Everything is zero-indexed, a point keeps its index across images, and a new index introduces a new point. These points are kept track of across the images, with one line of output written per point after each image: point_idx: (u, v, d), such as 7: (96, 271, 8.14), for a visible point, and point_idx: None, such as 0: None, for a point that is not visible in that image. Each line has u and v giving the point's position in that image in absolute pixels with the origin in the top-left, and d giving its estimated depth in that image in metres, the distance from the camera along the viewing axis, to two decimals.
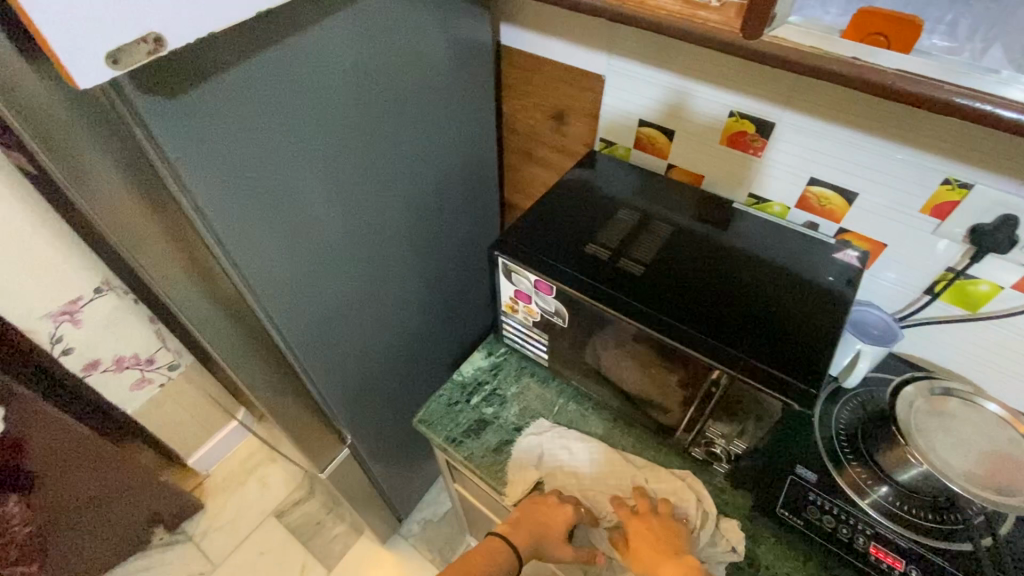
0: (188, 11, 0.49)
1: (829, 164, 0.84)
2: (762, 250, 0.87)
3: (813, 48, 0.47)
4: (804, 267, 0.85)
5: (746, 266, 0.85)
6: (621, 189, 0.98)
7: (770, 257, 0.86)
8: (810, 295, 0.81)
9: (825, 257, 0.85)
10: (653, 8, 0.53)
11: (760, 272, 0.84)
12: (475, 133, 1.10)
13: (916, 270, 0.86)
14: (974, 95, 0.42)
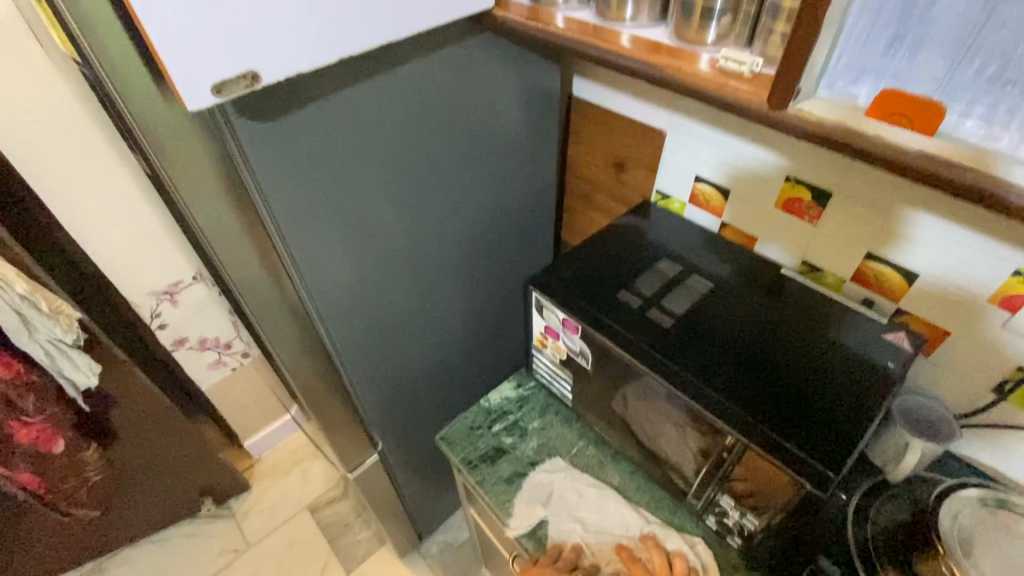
0: (283, 55, 0.59)
1: (891, 239, 0.80)
2: (809, 321, 0.83)
3: (838, 124, 0.48)
4: (854, 344, 0.80)
5: (787, 333, 0.82)
6: (668, 242, 0.98)
7: (814, 328, 0.82)
8: (857, 377, 0.76)
9: (876, 337, 0.80)
10: (689, 76, 0.57)
11: (804, 343, 0.80)
12: (536, 174, 1.16)
13: (982, 364, 0.78)
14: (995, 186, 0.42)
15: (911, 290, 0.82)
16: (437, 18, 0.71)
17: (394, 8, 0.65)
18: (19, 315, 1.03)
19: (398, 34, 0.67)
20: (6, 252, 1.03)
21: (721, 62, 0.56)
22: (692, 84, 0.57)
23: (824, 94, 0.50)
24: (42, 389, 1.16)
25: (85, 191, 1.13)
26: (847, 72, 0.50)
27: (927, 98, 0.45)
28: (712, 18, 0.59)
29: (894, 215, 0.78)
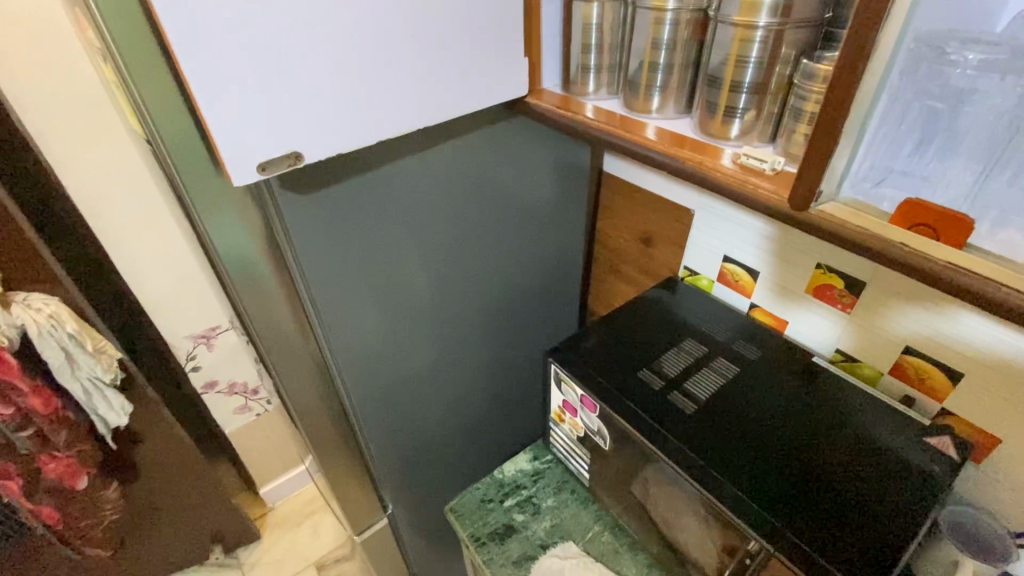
0: (324, 138, 0.63)
1: (931, 336, 0.76)
2: (842, 413, 0.78)
3: (860, 228, 0.47)
4: (891, 441, 0.74)
5: (819, 425, 0.77)
6: (695, 320, 0.96)
7: (850, 422, 0.77)
8: (895, 478, 0.70)
9: (918, 438, 0.74)
10: (712, 169, 0.59)
11: (837, 438, 0.75)
12: (565, 244, 1.17)
13: None
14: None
15: (955, 391, 0.76)
16: (473, 105, 0.75)
17: (433, 97, 0.70)
18: (64, 353, 1.08)
19: (435, 119, 0.72)
20: (63, 293, 1.09)
21: (743, 159, 0.58)
22: (718, 178, 0.58)
23: (849, 195, 0.49)
24: (76, 424, 1.19)
25: (141, 240, 1.21)
26: (874, 176, 0.49)
27: (955, 212, 0.44)
28: (736, 114, 0.61)
29: (933, 308, 0.74)
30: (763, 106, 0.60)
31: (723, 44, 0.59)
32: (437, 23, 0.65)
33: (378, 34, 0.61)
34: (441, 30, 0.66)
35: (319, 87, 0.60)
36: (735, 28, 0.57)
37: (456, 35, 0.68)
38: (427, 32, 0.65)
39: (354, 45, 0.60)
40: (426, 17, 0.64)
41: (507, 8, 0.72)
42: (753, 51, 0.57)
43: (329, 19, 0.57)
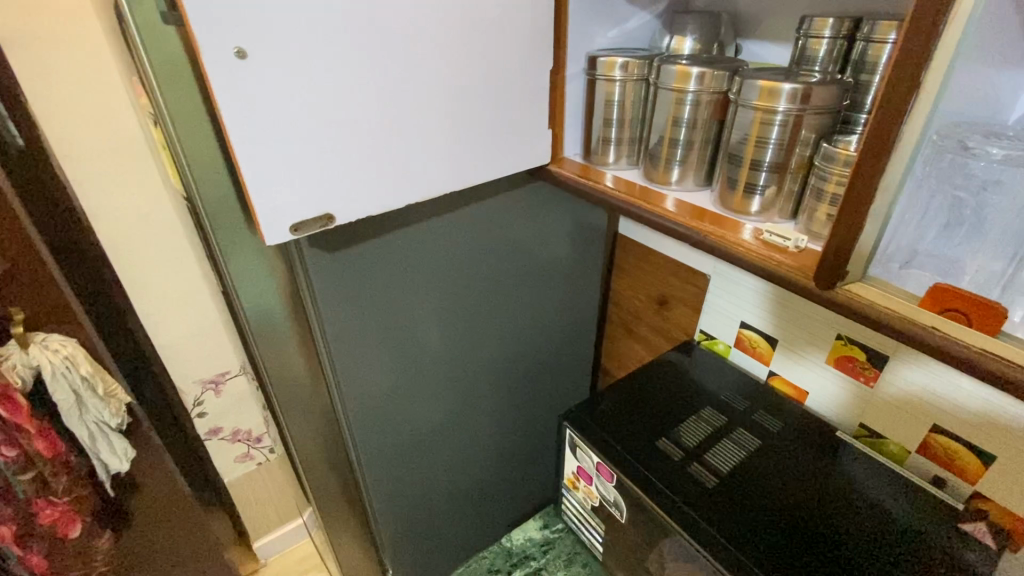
0: (356, 200, 0.65)
1: (955, 409, 0.73)
2: (871, 493, 0.75)
3: (889, 308, 0.47)
4: (924, 526, 0.71)
5: (848, 505, 0.74)
6: (712, 386, 0.94)
7: (880, 503, 0.74)
8: (930, 566, 0.66)
9: (952, 522, 0.71)
10: (734, 244, 0.61)
11: (867, 520, 0.72)
12: (580, 304, 1.18)
13: None
14: None
15: (987, 474, 0.72)
16: (498, 171, 0.78)
17: (460, 162, 0.73)
18: (75, 395, 1.07)
19: (461, 184, 0.74)
20: (80, 334, 1.10)
21: (766, 235, 0.59)
22: (740, 253, 0.60)
23: (879, 274, 0.50)
24: (77, 469, 1.15)
25: (163, 285, 1.23)
26: (900, 256, 0.50)
27: (985, 299, 0.43)
28: (756, 191, 0.63)
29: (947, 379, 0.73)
30: (784, 184, 0.61)
31: (743, 125, 0.61)
32: (469, 95, 0.69)
33: (413, 106, 0.65)
34: (472, 102, 0.70)
35: (354, 153, 0.63)
36: (756, 112, 0.59)
37: (486, 107, 0.72)
38: (459, 104, 0.69)
39: (392, 115, 0.64)
40: (460, 92, 0.68)
41: (534, 83, 0.76)
42: (773, 133, 0.59)
43: (371, 92, 0.61)
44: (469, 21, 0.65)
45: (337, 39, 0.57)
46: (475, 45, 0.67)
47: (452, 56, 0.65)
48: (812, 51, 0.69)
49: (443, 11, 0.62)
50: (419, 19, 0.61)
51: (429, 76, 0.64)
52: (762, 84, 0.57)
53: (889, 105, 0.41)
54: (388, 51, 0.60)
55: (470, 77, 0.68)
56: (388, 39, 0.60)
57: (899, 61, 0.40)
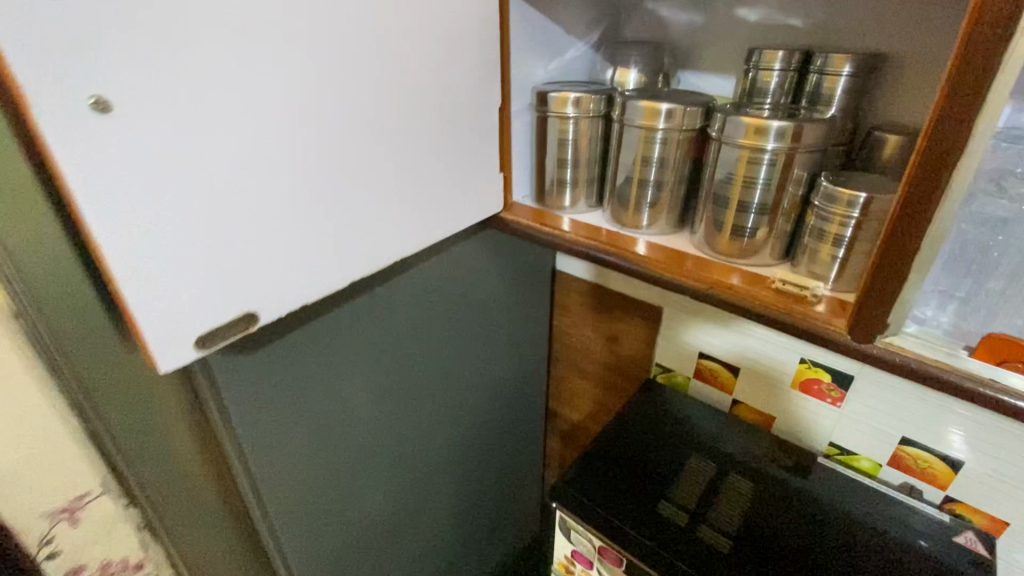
0: (288, 287, 0.49)
1: (944, 435, 0.74)
2: (870, 520, 0.73)
3: (935, 360, 0.46)
4: (925, 543, 0.70)
5: (852, 535, 0.71)
6: (689, 424, 0.90)
7: (877, 525, 0.73)
8: None
9: (941, 531, 0.72)
10: (743, 293, 0.56)
11: (872, 547, 0.70)
12: (527, 351, 1.08)
13: None
14: None
15: (958, 478, 0.75)
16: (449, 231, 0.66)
17: (408, 225, 0.60)
18: None
19: (410, 251, 0.61)
20: None
21: (780, 284, 0.54)
22: (756, 307, 0.54)
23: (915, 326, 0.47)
24: None
25: None
26: None
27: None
28: (745, 233, 0.58)
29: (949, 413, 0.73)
30: (775, 225, 0.58)
31: (726, 165, 0.57)
32: (416, 145, 0.57)
33: (350, 166, 0.50)
34: (418, 155, 0.58)
35: (283, 225, 0.47)
36: (743, 150, 0.55)
37: (434, 156, 0.60)
38: (405, 154, 0.56)
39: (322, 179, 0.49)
40: (405, 141, 0.56)
41: (482, 126, 0.65)
42: (762, 173, 0.55)
43: (297, 153, 0.46)
44: (411, 57, 0.53)
45: (248, 84, 0.41)
46: (417, 85, 0.55)
47: (392, 100, 0.53)
48: (763, 83, 0.67)
49: (380, 46, 0.49)
50: (352, 55, 0.47)
51: (367, 127, 0.51)
52: (748, 121, 0.54)
53: (936, 150, 0.38)
54: (314, 98, 0.46)
55: (415, 122, 0.56)
56: (316, 83, 0.45)
57: (949, 103, 0.36)
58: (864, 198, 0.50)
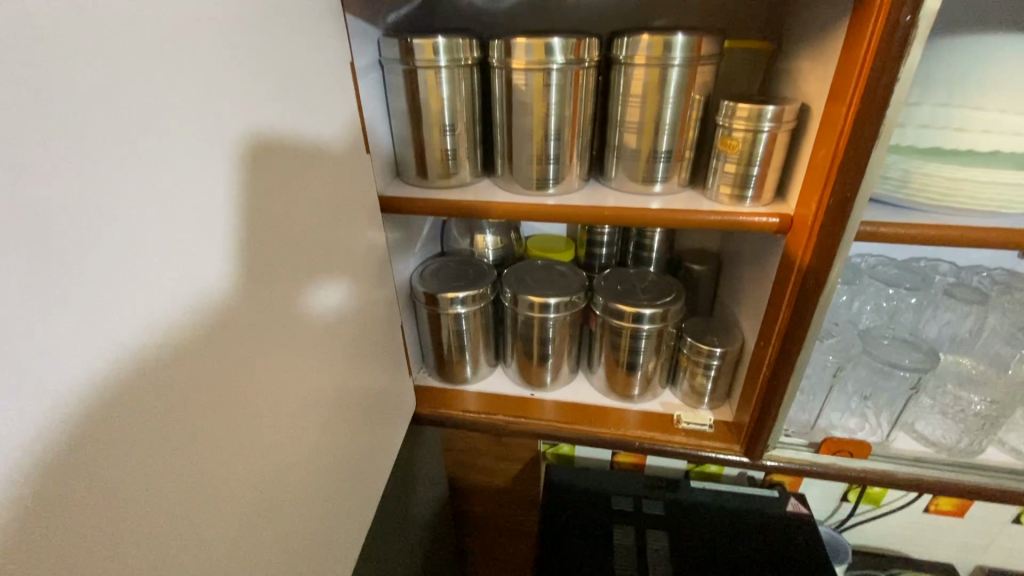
0: None
1: (795, 483, 0.99)
2: (746, 504, 0.92)
3: (806, 460, 0.63)
4: (767, 501, 0.93)
5: (727, 514, 0.91)
6: (604, 477, 0.99)
7: (742, 504, 0.92)
8: (784, 524, 0.89)
9: (788, 513, 0.90)
10: (665, 439, 0.69)
11: (739, 517, 0.90)
12: (431, 482, 1.05)
13: (827, 500, 1.00)
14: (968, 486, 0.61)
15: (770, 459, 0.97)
16: (387, 467, 0.62)
17: (360, 490, 0.55)
18: None
19: (369, 505, 0.57)
20: None
21: (685, 424, 0.69)
22: (675, 447, 0.68)
23: (787, 437, 0.65)
24: None
25: None
26: (845, 413, 0.66)
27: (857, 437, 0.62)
28: (636, 380, 0.71)
29: (804, 480, 0.98)
30: (657, 370, 0.72)
31: (616, 333, 0.69)
32: (352, 418, 0.52)
33: (314, 496, 0.44)
34: (352, 423, 0.52)
35: None
36: (624, 328, 0.68)
37: (363, 410, 0.55)
38: (346, 433, 0.51)
39: (296, 534, 0.41)
40: (346, 421, 0.51)
41: (388, 349, 0.63)
42: (642, 343, 0.68)
43: (269, 543, 0.37)
44: (337, 343, 0.48)
45: (233, 510, 0.33)
46: (345, 363, 0.50)
47: (329, 400, 0.47)
48: (598, 237, 0.80)
49: (320, 357, 0.44)
50: (302, 390, 0.42)
51: (317, 448, 0.45)
52: (626, 309, 0.66)
53: (785, 348, 0.55)
54: (280, 465, 0.39)
55: (348, 398, 0.51)
56: (279, 448, 0.39)
57: (794, 320, 0.53)
58: (718, 350, 0.66)
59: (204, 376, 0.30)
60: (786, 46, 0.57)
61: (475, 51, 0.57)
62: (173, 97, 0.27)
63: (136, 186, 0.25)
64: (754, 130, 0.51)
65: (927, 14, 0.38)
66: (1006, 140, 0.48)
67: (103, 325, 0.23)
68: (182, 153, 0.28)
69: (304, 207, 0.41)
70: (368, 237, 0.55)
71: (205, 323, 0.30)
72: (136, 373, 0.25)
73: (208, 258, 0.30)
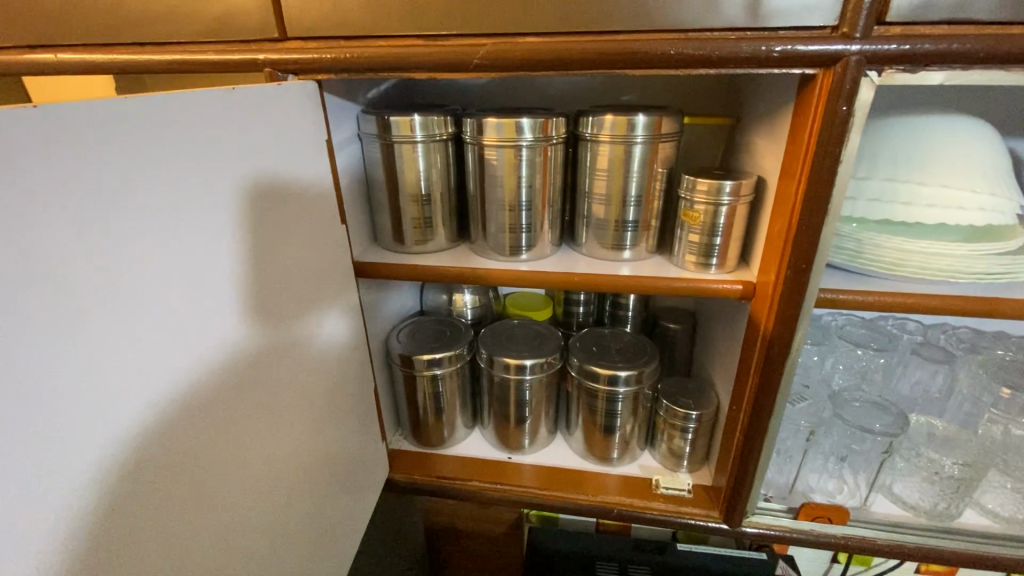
0: None
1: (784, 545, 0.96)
2: (735, 568, 0.89)
3: (785, 527, 0.62)
4: (757, 565, 0.90)
5: None
6: (588, 541, 0.96)
7: (731, 569, 0.89)
8: None
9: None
10: (644, 506, 0.67)
11: None
12: (410, 547, 1.01)
13: (818, 562, 0.97)
14: (947, 550, 0.60)
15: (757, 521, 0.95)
16: (361, 529, 0.62)
17: (326, 557, 0.53)
18: None
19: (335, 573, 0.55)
20: None
21: (663, 489, 0.68)
22: (655, 513, 0.66)
23: (765, 502, 0.64)
24: None
25: None
26: (822, 476, 0.66)
27: (833, 501, 0.62)
28: (615, 442, 0.71)
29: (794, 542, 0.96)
30: (635, 432, 0.71)
31: (592, 394, 0.69)
32: (322, 480, 0.51)
33: (276, 563, 0.43)
34: (324, 484, 0.52)
35: None
36: (600, 390, 0.68)
37: (334, 473, 0.54)
38: (314, 496, 0.50)
39: None
40: (316, 484, 0.50)
41: (365, 407, 0.63)
42: (619, 405, 0.68)
43: None
44: (309, 405, 0.48)
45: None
46: (317, 424, 0.50)
47: (298, 461, 0.46)
48: (575, 296, 0.81)
49: (287, 421, 0.44)
50: (267, 455, 0.41)
51: (280, 512, 0.44)
52: (601, 371, 0.66)
53: (755, 413, 0.55)
54: (239, 531, 0.38)
55: (317, 459, 0.50)
56: (239, 513, 0.38)
57: (760, 386, 0.53)
58: (694, 413, 0.67)
59: (164, 448, 0.31)
60: (744, 123, 0.61)
61: (451, 126, 0.60)
62: (144, 188, 0.29)
63: (103, 274, 0.26)
64: (714, 203, 0.54)
65: (860, 105, 0.41)
66: (950, 214, 0.50)
67: (56, 410, 0.24)
68: (153, 238, 0.29)
69: (281, 274, 0.42)
70: (348, 294, 0.56)
71: (170, 397, 0.31)
72: (87, 455, 0.26)
73: (178, 334, 0.31)
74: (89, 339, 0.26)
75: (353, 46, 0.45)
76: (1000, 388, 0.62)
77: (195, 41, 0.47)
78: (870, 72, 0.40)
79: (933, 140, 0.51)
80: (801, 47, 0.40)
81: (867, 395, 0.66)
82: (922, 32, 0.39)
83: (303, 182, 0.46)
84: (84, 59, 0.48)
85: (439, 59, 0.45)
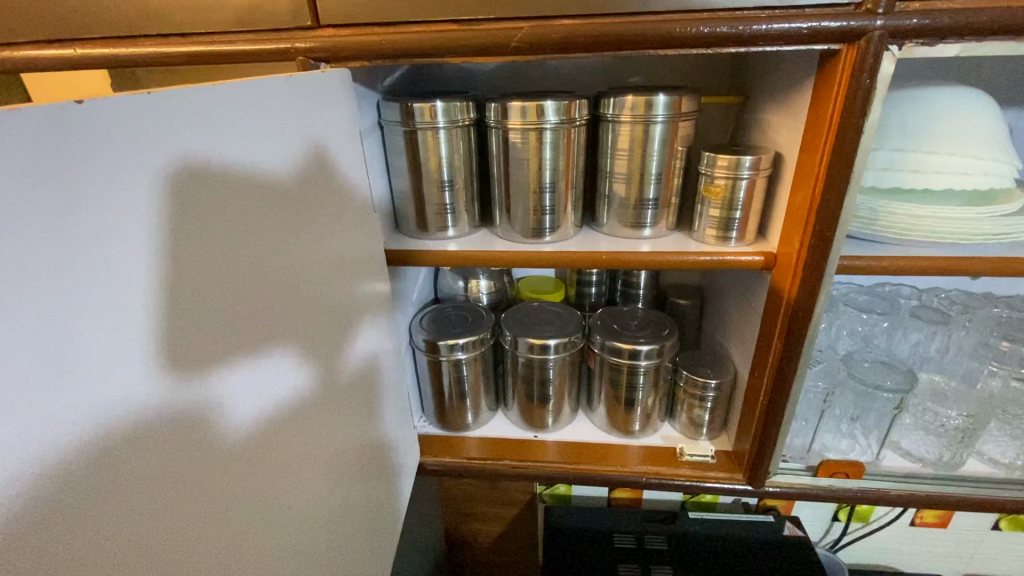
0: None
1: (789, 506, 1.01)
2: (746, 530, 0.93)
3: (803, 484, 0.65)
4: (766, 526, 0.94)
5: (729, 542, 0.91)
6: (604, 514, 0.98)
7: (743, 531, 0.93)
8: (784, 548, 0.90)
9: (787, 537, 0.92)
10: (670, 473, 0.70)
11: (740, 544, 0.91)
12: (429, 532, 1.02)
13: (820, 520, 1.02)
14: (954, 496, 0.64)
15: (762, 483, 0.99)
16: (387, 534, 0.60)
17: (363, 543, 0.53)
18: None
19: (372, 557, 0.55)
20: None
21: (688, 456, 0.71)
22: (680, 480, 0.69)
23: (785, 462, 0.67)
24: None
25: None
26: (835, 435, 0.70)
27: (848, 457, 0.65)
28: (637, 415, 0.73)
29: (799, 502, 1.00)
30: (656, 404, 0.74)
31: (615, 369, 0.71)
32: (356, 467, 0.52)
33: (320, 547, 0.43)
34: (358, 470, 0.52)
35: None
36: (622, 364, 0.70)
37: (368, 459, 0.55)
38: (350, 483, 0.50)
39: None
40: (352, 470, 0.50)
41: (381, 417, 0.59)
42: (641, 378, 0.71)
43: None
44: (344, 390, 0.49)
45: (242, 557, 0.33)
46: (351, 409, 0.50)
47: (335, 447, 0.47)
48: (587, 277, 0.83)
49: (325, 407, 0.45)
50: (310, 438, 0.42)
51: (321, 497, 0.44)
52: (624, 346, 0.69)
53: (777, 377, 0.58)
54: (287, 514, 0.38)
55: (352, 446, 0.50)
56: (287, 496, 0.38)
57: (784, 350, 0.56)
58: (712, 382, 0.69)
59: (137, 548, 0.25)
60: (753, 100, 0.63)
61: (472, 112, 0.60)
62: (91, 222, 0.23)
63: (13, 364, 0.19)
64: (734, 177, 0.56)
65: (882, 78, 0.43)
66: (957, 179, 0.53)
67: (70, 450, 0.22)
68: (94, 292, 0.23)
69: (271, 292, 0.36)
70: (352, 300, 0.50)
71: (134, 492, 0.25)
72: (172, 420, 0.27)
73: (137, 406, 0.25)
74: (59, 398, 0.21)
75: (387, 33, 0.46)
76: (999, 342, 0.67)
77: (223, 31, 0.47)
78: (891, 46, 0.42)
79: (940, 111, 0.54)
80: (829, 24, 0.42)
81: (875, 357, 0.70)
82: (939, 7, 0.41)
83: (314, 180, 0.42)
84: (106, 53, 0.47)
85: (473, 43, 0.45)
